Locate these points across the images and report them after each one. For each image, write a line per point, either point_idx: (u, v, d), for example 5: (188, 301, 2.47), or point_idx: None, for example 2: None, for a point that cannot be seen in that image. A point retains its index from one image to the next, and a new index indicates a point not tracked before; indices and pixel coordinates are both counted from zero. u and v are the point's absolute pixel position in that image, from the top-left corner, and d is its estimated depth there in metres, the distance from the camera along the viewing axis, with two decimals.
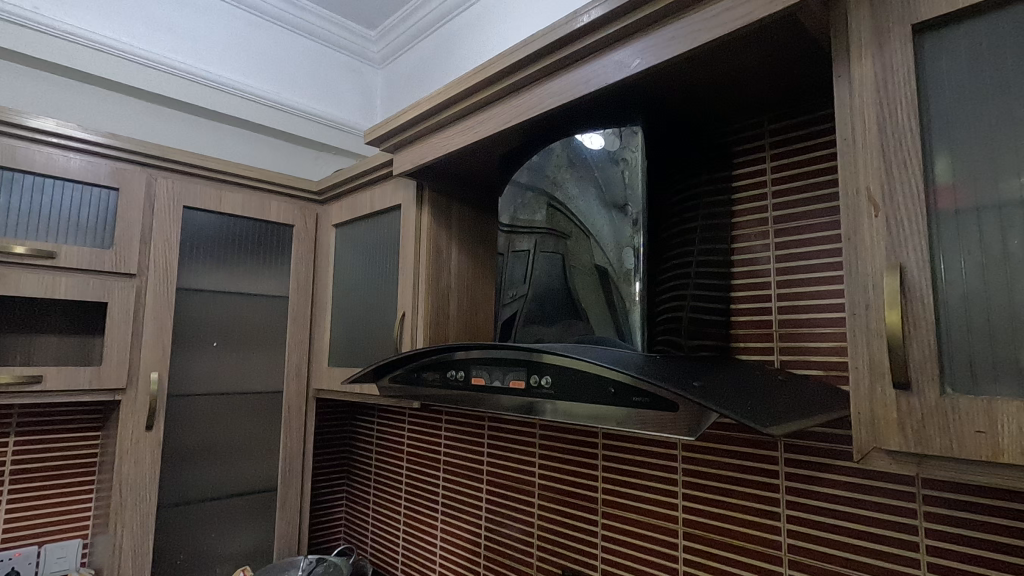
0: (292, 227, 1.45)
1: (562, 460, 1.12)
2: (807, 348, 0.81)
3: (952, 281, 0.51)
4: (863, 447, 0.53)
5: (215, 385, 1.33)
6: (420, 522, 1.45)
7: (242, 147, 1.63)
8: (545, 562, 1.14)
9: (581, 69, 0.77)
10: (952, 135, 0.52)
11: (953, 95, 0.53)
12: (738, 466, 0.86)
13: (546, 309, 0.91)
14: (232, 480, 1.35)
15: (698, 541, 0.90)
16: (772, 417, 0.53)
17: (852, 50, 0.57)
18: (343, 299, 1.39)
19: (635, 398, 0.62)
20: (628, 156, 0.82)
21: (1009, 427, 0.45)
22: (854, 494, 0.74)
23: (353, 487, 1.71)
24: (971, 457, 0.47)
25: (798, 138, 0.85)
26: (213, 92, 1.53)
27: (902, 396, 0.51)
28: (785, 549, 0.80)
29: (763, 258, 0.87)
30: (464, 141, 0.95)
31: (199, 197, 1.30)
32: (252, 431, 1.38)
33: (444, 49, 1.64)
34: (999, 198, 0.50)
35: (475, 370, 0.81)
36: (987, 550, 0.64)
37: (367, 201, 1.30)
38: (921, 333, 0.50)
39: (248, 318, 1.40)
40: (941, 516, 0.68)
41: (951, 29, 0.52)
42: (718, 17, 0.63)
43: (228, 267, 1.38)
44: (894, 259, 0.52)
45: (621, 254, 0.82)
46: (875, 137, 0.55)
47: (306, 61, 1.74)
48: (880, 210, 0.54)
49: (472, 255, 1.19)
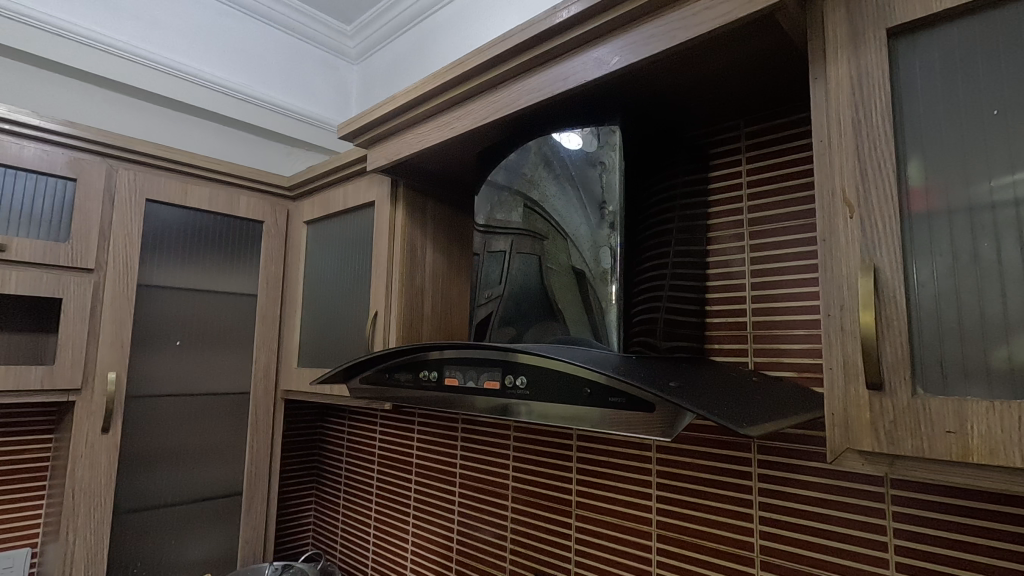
0: (262, 223, 1.41)
1: (536, 462, 1.11)
2: (780, 349, 0.82)
3: (924, 282, 0.51)
4: (836, 448, 0.53)
5: (178, 386, 1.28)
6: (391, 525, 1.42)
7: (211, 141, 1.58)
8: (518, 565, 1.12)
9: (560, 66, 0.76)
10: (925, 139, 0.53)
11: (926, 99, 0.53)
12: (712, 467, 0.86)
13: (521, 309, 0.89)
14: (194, 485, 1.30)
15: (671, 543, 0.90)
16: (748, 417, 0.53)
17: (828, 52, 0.57)
18: (314, 297, 1.36)
19: (611, 399, 0.61)
20: (606, 156, 0.82)
21: (978, 426, 0.46)
22: (825, 495, 0.75)
23: (322, 491, 1.67)
24: (941, 457, 0.47)
25: (773, 141, 0.86)
26: (179, 82, 1.48)
27: (875, 397, 0.51)
28: (757, 549, 0.81)
29: (737, 261, 0.88)
30: (440, 137, 0.94)
31: (163, 190, 1.25)
32: (216, 433, 1.33)
33: (421, 46, 1.62)
34: (970, 201, 0.51)
35: (449, 371, 0.79)
36: (953, 549, 0.65)
37: (340, 198, 1.27)
38: (894, 333, 0.50)
39: (214, 317, 1.35)
40: (909, 516, 0.69)
41: (924, 34, 0.53)
42: (697, 16, 0.62)
43: (194, 263, 1.33)
44: (868, 260, 0.53)
45: (597, 254, 0.81)
46: (850, 138, 0.55)
47: (279, 55, 1.70)
48: (855, 212, 0.54)
49: (448, 254, 1.17)
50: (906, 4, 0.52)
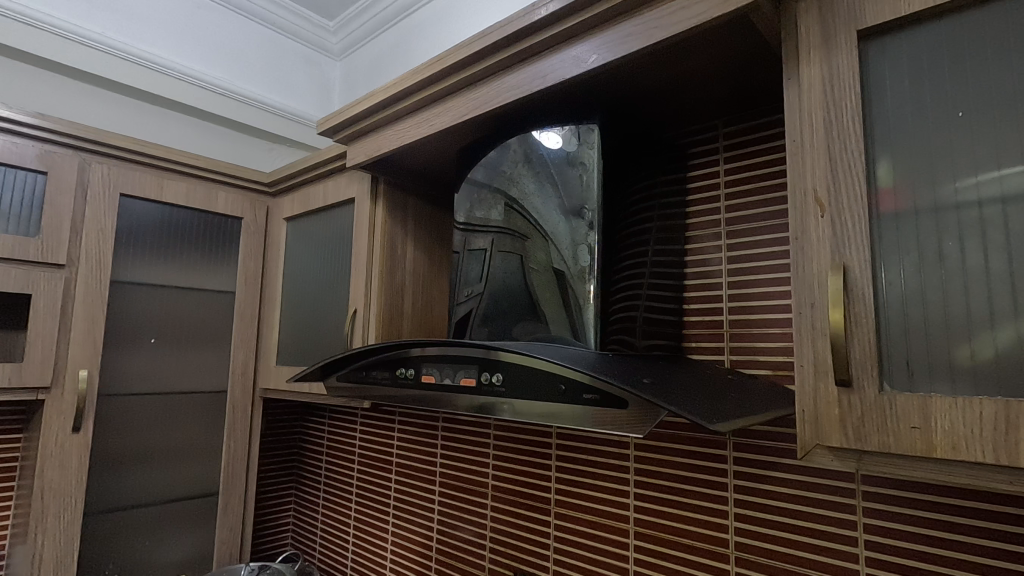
0: (241, 219, 1.39)
1: (516, 461, 1.11)
2: (756, 348, 0.83)
3: (892, 282, 0.52)
4: (807, 445, 0.54)
5: (152, 385, 1.26)
6: (371, 525, 1.41)
7: (189, 136, 1.55)
8: (497, 564, 1.12)
9: (539, 64, 0.76)
10: (894, 140, 0.54)
11: (895, 100, 0.54)
12: (689, 465, 0.86)
13: (500, 307, 0.89)
14: (169, 485, 1.27)
15: (648, 541, 0.90)
16: (719, 414, 0.53)
17: (800, 53, 0.58)
18: (293, 294, 1.34)
19: (586, 396, 0.61)
20: (586, 155, 0.82)
21: (941, 422, 0.46)
22: (798, 492, 0.76)
23: (302, 491, 1.65)
24: (906, 452, 0.48)
25: (750, 142, 0.87)
26: (156, 75, 1.45)
27: (844, 393, 0.51)
28: (732, 546, 0.81)
29: (715, 260, 0.89)
30: (420, 134, 0.93)
31: (138, 185, 1.23)
32: (192, 433, 1.31)
33: (403, 43, 1.61)
34: (936, 201, 0.52)
35: (426, 368, 0.79)
36: (921, 544, 0.67)
37: (320, 194, 1.26)
38: (862, 331, 0.51)
39: (191, 314, 1.33)
40: (879, 511, 0.70)
41: (894, 37, 0.54)
42: (673, 15, 0.63)
43: (170, 260, 1.31)
44: (839, 259, 0.53)
45: (576, 252, 0.81)
46: (822, 139, 0.56)
47: (259, 50, 1.68)
48: (826, 210, 0.55)
49: (428, 252, 1.17)
50: (875, 7, 0.53)
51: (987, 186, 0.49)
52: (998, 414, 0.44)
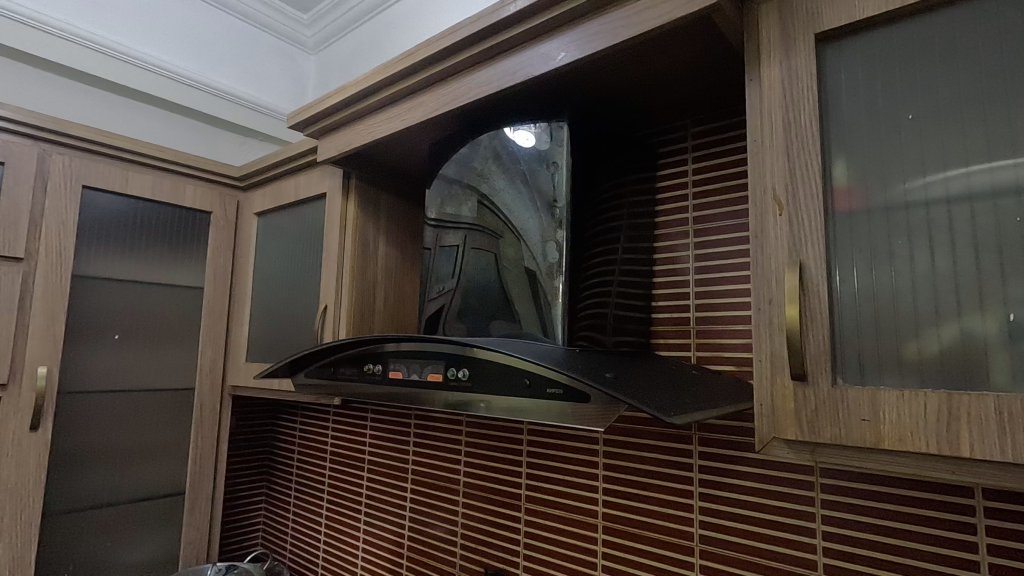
0: (210, 214, 1.37)
1: (486, 457, 1.11)
2: (721, 344, 0.84)
3: (846, 279, 0.54)
4: (764, 438, 0.55)
5: (116, 382, 1.23)
6: (342, 523, 1.40)
7: (157, 129, 1.52)
8: (468, 561, 1.12)
9: (509, 60, 0.76)
10: (848, 141, 0.55)
11: (849, 103, 0.56)
12: (656, 459, 0.87)
13: (471, 303, 0.89)
14: (133, 485, 1.25)
15: (616, 535, 0.91)
16: (678, 407, 0.54)
17: (761, 55, 0.59)
18: (263, 291, 1.33)
19: (550, 390, 0.61)
20: (556, 153, 0.83)
21: (890, 414, 0.48)
22: (760, 485, 0.77)
23: (273, 490, 1.63)
24: (857, 444, 0.49)
25: (717, 142, 0.88)
26: (122, 65, 1.42)
27: (799, 387, 0.53)
28: (697, 539, 0.83)
29: (683, 258, 0.90)
30: (390, 129, 0.92)
31: (101, 177, 1.20)
32: (158, 432, 1.29)
33: (379, 38, 1.60)
34: (887, 201, 0.53)
35: (393, 364, 0.79)
36: (876, 534, 0.68)
37: (291, 189, 1.24)
38: (817, 326, 0.52)
39: (157, 310, 1.30)
40: (837, 503, 0.71)
41: (848, 41, 0.56)
42: (639, 14, 0.64)
43: (135, 255, 1.28)
44: (796, 257, 0.54)
45: (545, 248, 0.82)
46: (781, 139, 0.57)
47: (231, 41, 1.65)
48: (784, 209, 0.56)
49: (400, 248, 1.16)
50: (831, 10, 0.55)
51: (934, 187, 0.51)
52: (942, 406, 0.46)
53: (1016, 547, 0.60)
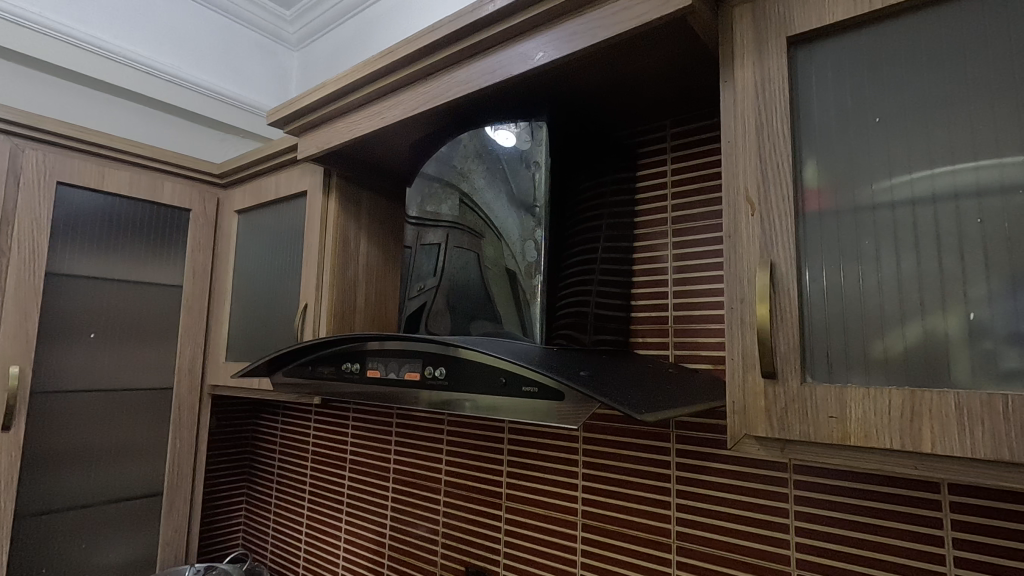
0: (190, 211, 1.35)
1: (468, 455, 1.11)
2: (698, 343, 0.85)
3: (815, 279, 0.55)
4: (736, 435, 0.56)
5: (92, 381, 1.21)
6: (324, 523, 1.39)
7: (135, 125, 1.50)
8: (449, 560, 1.12)
9: (488, 59, 0.76)
10: (819, 143, 0.56)
11: (819, 106, 0.57)
12: (634, 457, 0.88)
13: (451, 301, 0.89)
14: (110, 486, 1.23)
15: (595, 532, 0.92)
16: (650, 404, 0.55)
17: (735, 57, 0.60)
18: (243, 289, 1.31)
19: (525, 388, 0.62)
20: (536, 152, 0.83)
21: (856, 411, 0.49)
22: (736, 482, 0.78)
23: (254, 490, 1.62)
24: (824, 440, 0.50)
25: (695, 143, 0.89)
26: (99, 59, 1.39)
27: (770, 384, 0.54)
28: (674, 535, 0.84)
29: (662, 257, 0.91)
30: (371, 127, 0.92)
31: (77, 173, 1.18)
32: (135, 432, 1.27)
33: (362, 35, 1.59)
34: (856, 201, 0.54)
35: (371, 362, 0.79)
36: (847, 529, 0.70)
37: (272, 186, 1.23)
38: (787, 325, 0.53)
39: (135, 308, 1.28)
40: (810, 499, 0.73)
41: (819, 45, 0.57)
42: (616, 15, 0.64)
43: (111, 253, 1.26)
44: (767, 256, 0.55)
45: (524, 247, 0.82)
46: (754, 140, 0.58)
47: (211, 37, 1.63)
48: (756, 210, 0.57)
49: (382, 246, 1.16)
50: (803, 14, 0.56)
51: (900, 189, 0.52)
52: (906, 403, 0.47)
53: (980, 540, 0.62)
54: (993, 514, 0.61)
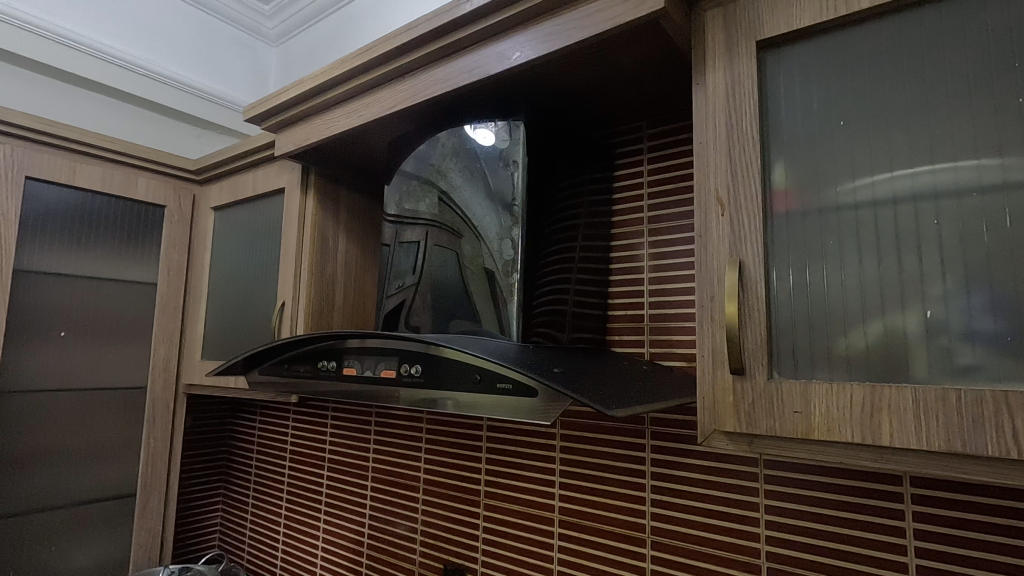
0: (165, 207, 1.34)
1: (447, 453, 1.11)
2: (673, 341, 0.87)
3: (782, 278, 0.56)
4: (705, 430, 0.57)
5: (62, 381, 1.19)
6: (302, 523, 1.38)
7: (108, 119, 1.47)
8: (428, 558, 1.13)
9: (465, 58, 0.77)
10: (787, 146, 0.58)
11: (787, 110, 0.58)
12: (610, 453, 0.89)
13: (429, 300, 0.89)
14: (81, 487, 1.21)
15: (572, 528, 0.93)
16: (620, 400, 0.56)
17: (707, 60, 0.61)
18: (219, 287, 1.30)
19: (499, 385, 0.62)
20: (514, 151, 0.84)
21: (819, 406, 0.50)
22: (708, 477, 0.80)
23: (231, 491, 1.60)
24: (789, 435, 0.52)
25: (671, 143, 0.91)
26: (69, 51, 1.35)
27: (738, 380, 0.55)
28: (648, 531, 0.85)
29: (638, 256, 0.92)
30: (349, 124, 0.92)
31: (47, 168, 1.15)
32: (106, 432, 1.25)
33: (342, 31, 1.58)
34: (822, 202, 0.56)
35: (348, 360, 0.79)
36: (813, 522, 0.72)
37: (249, 183, 1.22)
38: (754, 323, 0.55)
39: (107, 306, 1.26)
40: (779, 493, 0.74)
41: (787, 48, 0.58)
42: (591, 16, 0.65)
43: (82, 249, 1.24)
44: (736, 256, 0.57)
45: (501, 246, 0.83)
46: (724, 141, 0.59)
47: (187, 30, 1.60)
48: (726, 210, 0.58)
49: (361, 244, 1.15)
50: (772, 19, 0.57)
51: (862, 190, 0.54)
52: (867, 398, 0.48)
53: (939, 530, 0.64)
54: (950, 505, 0.64)
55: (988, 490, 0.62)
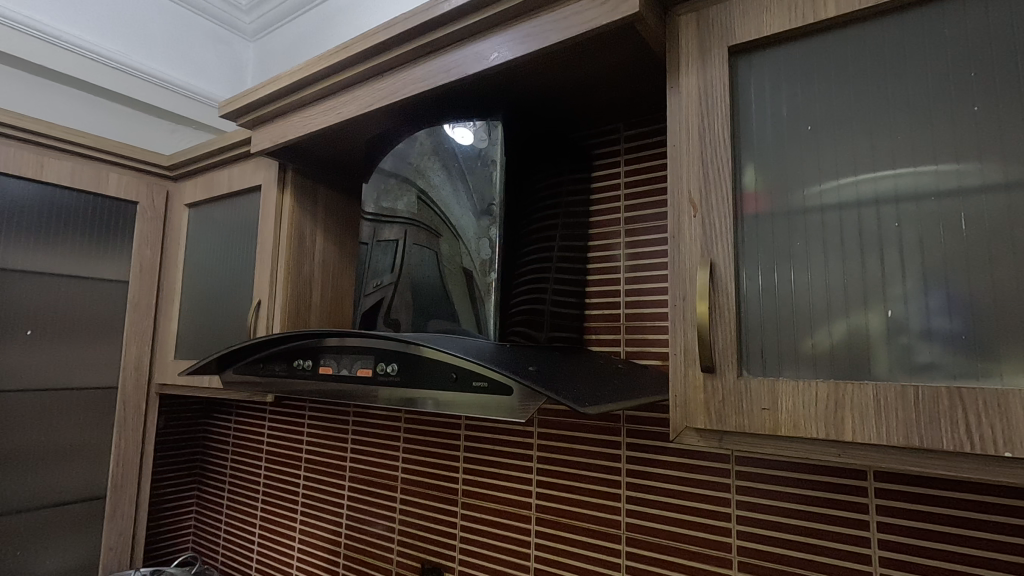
0: (137, 203, 1.31)
1: (425, 452, 1.11)
2: (648, 340, 0.88)
3: (751, 278, 0.58)
4: (677, 426, 0.58)
5: (28, 381, 1.16)
6: (278, 523, 1.37)
7: (78, 113, 1.43)
8: (405, 557, 1.12)
9: (444, 57, 0.77)
10: (757, 150, 0.59)
11: (758, 114, 0.60)
12: (587, 451, 0.90)
13: (407, 299, 0.89)
14: (49, 489, 1.18)
15: (549, 525, 0.94)
16: (594, 398, 0.56)
17: (681, 64, 0.62)
18: (193, 285, 1.28)
19: (476, 383, 0.63)
20: (492, 151, 0.84)
21: (786, 403, 0.52)
22: (681, 474, 0.81)
23: (205, 491, 1.58)
24: (758, 431, 0.53)
25: (647, 145, 0.92)
26: (37, 42, 1.31)
27: (708, 378, 0.56)
28: (624, 527, 0.86)
29: (615, 256, 0.93)
30: (327, 122, 0.91)
31: (13, 162, 1.12)
32: (75, 432, 1.22)
33: (322, 28, 1.56)
34: (790, 205, 0.57)
35: (324, 359, 0.78)
36: (782, 516, 0.73)
37: (224, 180, 1.20)
38: (725, 321, 0.56)
39: (76, 305, 1.23)
40: (750, 488, 0.76)
41: (757, 54, 0.59)
42: (567, 19, 0.66)
43: (50, 246, 1.21)
44: (707, 257, 0.58)
45: (479, 245, 0.83)
46: (697, 144, 0.60)
47: (161, 23, 1.57)
48: (698, 211, 0.59)
49: (338, 242, 1.15)
50: (744, 26, 0.58)
51: (828, 194, 0.55)
52: (830, 395, 0.50)
53: (900, 523, 0.66)
54: (911, 498, 0.66)
55: (947, 484, 0.64)
